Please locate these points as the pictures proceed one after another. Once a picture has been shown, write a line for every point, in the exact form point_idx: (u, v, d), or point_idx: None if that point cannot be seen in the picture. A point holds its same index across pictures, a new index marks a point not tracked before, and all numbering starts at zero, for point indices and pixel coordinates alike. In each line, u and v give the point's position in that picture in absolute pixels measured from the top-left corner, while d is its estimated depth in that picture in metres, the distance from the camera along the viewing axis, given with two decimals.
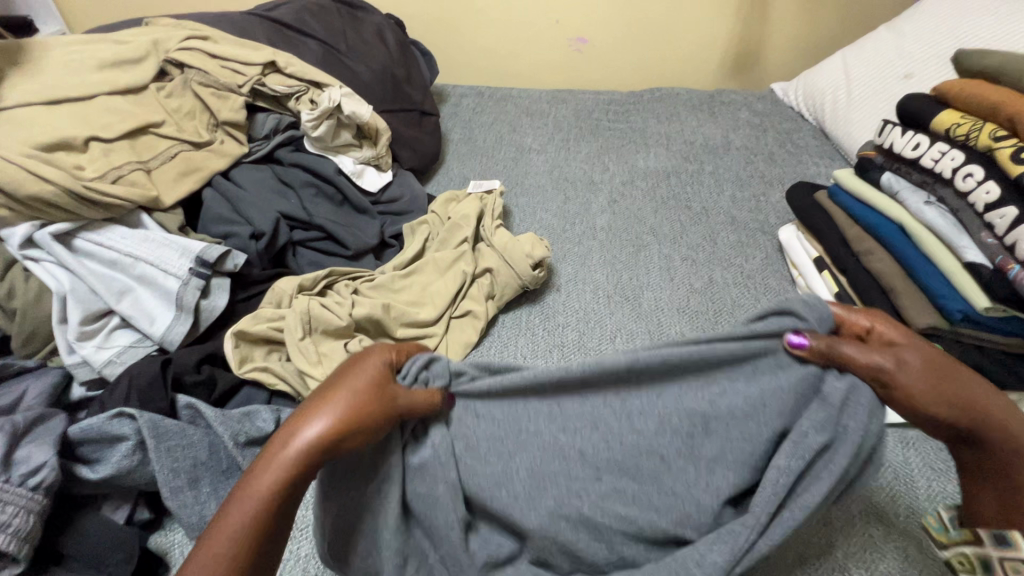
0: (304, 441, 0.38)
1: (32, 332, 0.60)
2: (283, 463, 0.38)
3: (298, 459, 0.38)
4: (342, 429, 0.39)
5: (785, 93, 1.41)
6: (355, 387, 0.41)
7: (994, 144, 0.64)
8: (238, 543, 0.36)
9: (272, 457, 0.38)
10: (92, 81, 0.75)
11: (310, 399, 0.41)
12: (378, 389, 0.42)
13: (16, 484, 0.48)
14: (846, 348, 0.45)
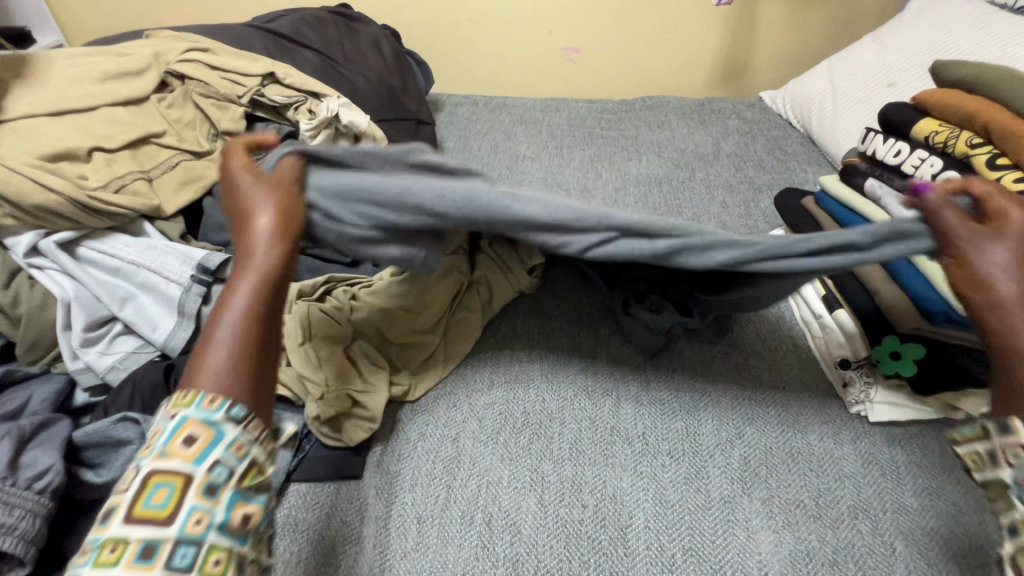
0: (243, 305, 0.48)
1: (35, 339, 0.61)
2: (256, 277, 0.49)
3: (262, 283, 0.49)
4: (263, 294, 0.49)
5: (773, 102, 1.45)
6: (269, 196, 0.52)
7: (971, 152, 0.66)
8: (234, 367, 0.45)
9: (229, 316, 0.47)
10: (94, 92, 0.77)
11: (234, 277, 0.50)
12: (279, 186, 0.52)
13: (23, 487, 0.49)
14: (948, 212, 0.50)
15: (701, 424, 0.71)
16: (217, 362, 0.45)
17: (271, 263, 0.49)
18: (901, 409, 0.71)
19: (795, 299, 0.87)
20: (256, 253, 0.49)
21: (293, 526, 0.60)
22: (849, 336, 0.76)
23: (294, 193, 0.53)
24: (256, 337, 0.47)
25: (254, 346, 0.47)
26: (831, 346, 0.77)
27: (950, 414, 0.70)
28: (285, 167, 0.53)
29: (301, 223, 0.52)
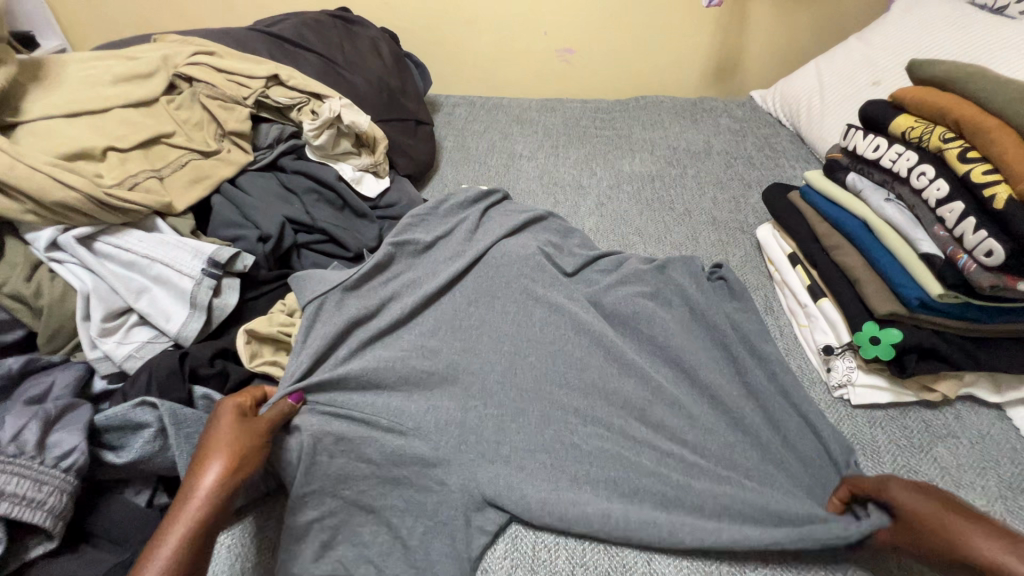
0: (209, 484, 0.51)
1: (56, 329, 0.64)
2: (191, 516, 0.49)
3: (199, 512, 0.50)
4: (232, 469, 0.53)
5: (763, 101, 1.48)
6: (238, 430, 0.57)
7: (943, 145, 0.70)
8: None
9: (190, 505, 0.50)
10: (107, 94, 0.80)
11: (204, 451, 0.54)
12: (253, 423, 0.59)
13: (50, 466, 0.52)
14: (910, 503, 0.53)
15: None
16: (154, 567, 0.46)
17: (208, 503, 0.51)
18: (879, 392, 0.74)
19: (782, 290, 0.91)
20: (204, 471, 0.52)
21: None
22: (832, 324, 0.80)
23: (265, 434, 0.59)
24: (188, 571, 0.47)
25: (219, 497, 0.51)
26: (815, 334, 0.82)
27: (924, 396, 0.74)
28: (274, 411, 0.63)
29: (248, 469, 0.55)
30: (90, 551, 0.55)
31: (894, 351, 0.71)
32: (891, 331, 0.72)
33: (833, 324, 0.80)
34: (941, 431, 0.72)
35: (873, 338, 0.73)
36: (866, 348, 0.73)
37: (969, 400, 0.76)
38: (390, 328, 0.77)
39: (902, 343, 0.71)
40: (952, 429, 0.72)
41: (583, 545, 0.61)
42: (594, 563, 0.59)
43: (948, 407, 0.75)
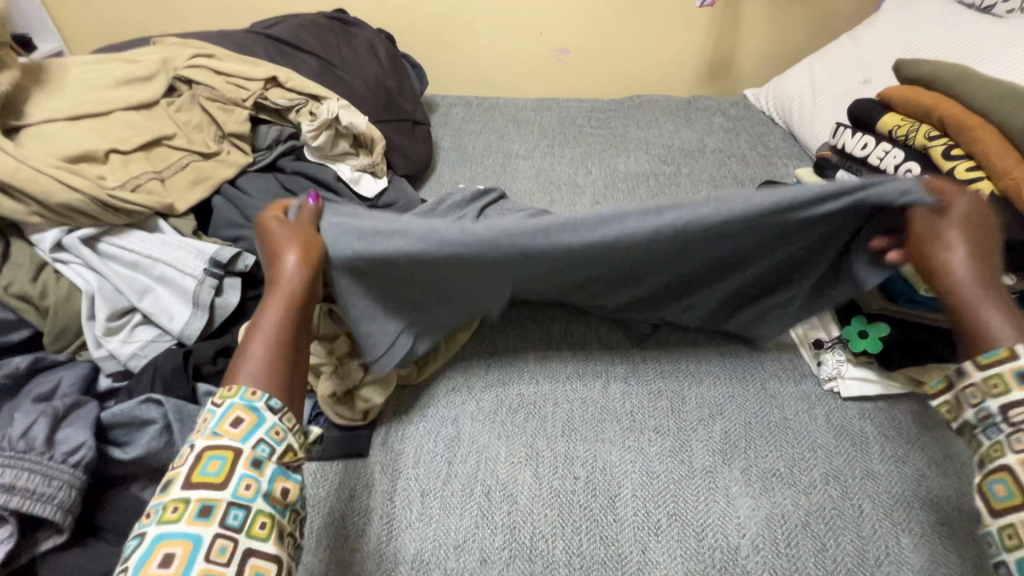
0: (296, 290, 0.56)
1: (61, 329, 0.66)
2: (285, 292, 0.56)
3: (289, 293, 0.56)
4: (288, 316, 0.55)
5: (756, 99, 1.50)
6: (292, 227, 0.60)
7: (929, 143, 0.72)
8: (241, 387, 0.49)
9: (262, 326, 0.54)
10: (108, 97, 0.81)
11: (276, 250, 0.59)
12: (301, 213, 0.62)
13: (59, 461, 0.53)
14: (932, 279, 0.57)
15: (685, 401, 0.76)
16: (255, 367, 0.51)
17: (296, 282, 0.56)
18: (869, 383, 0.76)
19: None
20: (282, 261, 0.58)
21: (306, 501, 0.65)
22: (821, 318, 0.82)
23: (313, 223, 0.62)
24: (291, 338, 0.54)
25: (298, 311, 0.56)
26: (805, 327, 0.83)
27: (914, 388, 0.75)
28: (305, 214, 0.62)
29: (320, 250, 0.59)
30: (98, 544, 0.56)
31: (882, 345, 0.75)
32: (880, 325, 0.76)
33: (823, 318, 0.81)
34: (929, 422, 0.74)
35: (862, 332, 0.77)
36: (855, 342, 0.76)
37: None
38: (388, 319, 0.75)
39: (890, 337, 0.75)
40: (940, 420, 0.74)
41: (579, 536, 0.62)
42: (591, 553, 0.61)
43: None
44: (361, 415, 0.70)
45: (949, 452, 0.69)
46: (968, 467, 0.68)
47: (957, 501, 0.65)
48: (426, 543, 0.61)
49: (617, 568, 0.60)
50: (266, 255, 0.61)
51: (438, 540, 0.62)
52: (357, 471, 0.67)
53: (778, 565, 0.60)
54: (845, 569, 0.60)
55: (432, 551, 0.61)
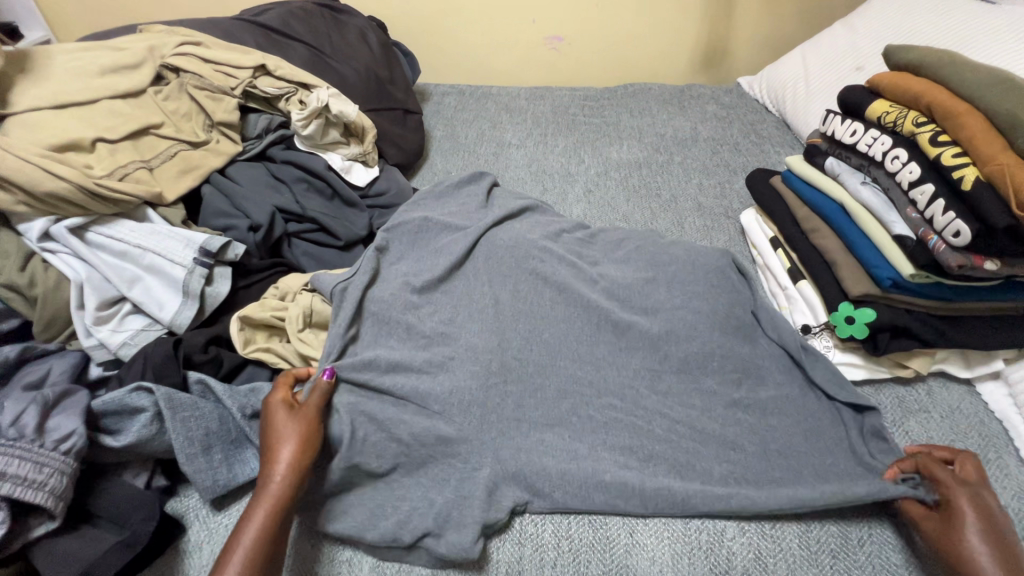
0: (284, 470, 0.58)
1: (50, 318, 0.65)
2: (272, 499, 0.56)
3: (276, 499, 0.56)
4: (268, 535, 0.54)
5: (750, 87, 1.49)
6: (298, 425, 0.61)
7: (916, 129, 0.72)
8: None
9: (263, 498, 0.56)
10: (94, 85, 0.80)
11: (270, 444, 0.60)
12: (302, 411, 0.63)
13: (50, 449, 0.53)
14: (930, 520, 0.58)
15: None
16: (243, 551, 0.53)
17: (282, 490, 0.57)
18: (855, 368, 0.78)
19: (764, 273, 0.95)
20: (282, 452, 0.59)
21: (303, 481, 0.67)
22: (810, 306, 0.84)
23: (317, 419, 0.63)
24: (268, 548, 0.54)
25: (266, 547, 0.54)
26: (794, 315, 0.85)
27: (898, 372, 0.77)
28: (318, 394, 0.65)
29: (313, 451, 0.61)
30: (92, 530, 0.57)
31: (868, 330, 0.74)
32: (866, 311, 0.75)
33: (812, 306, 0.83)
34: (913, 406, 0.75)
35: (849, 318, 0.76)
36: (842, 328, 0.76)
37: (940, 376, 0.79)
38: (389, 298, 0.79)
39: (876, 322, 0.74)
40: (924, 404, 0.75)
41: (569, 519, 0.65)
42: (580, 536, 0.64)
43: (921, 383, 0.78)
44: None
45: (930, 435, 0.72)
46: None
47: None
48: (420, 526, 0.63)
49: (604, 549, 0.62)
50: (263, 436, 0.61)
51: None
52: None
53: (763, 547, 0.62)
54: (829, 549, 0.62)
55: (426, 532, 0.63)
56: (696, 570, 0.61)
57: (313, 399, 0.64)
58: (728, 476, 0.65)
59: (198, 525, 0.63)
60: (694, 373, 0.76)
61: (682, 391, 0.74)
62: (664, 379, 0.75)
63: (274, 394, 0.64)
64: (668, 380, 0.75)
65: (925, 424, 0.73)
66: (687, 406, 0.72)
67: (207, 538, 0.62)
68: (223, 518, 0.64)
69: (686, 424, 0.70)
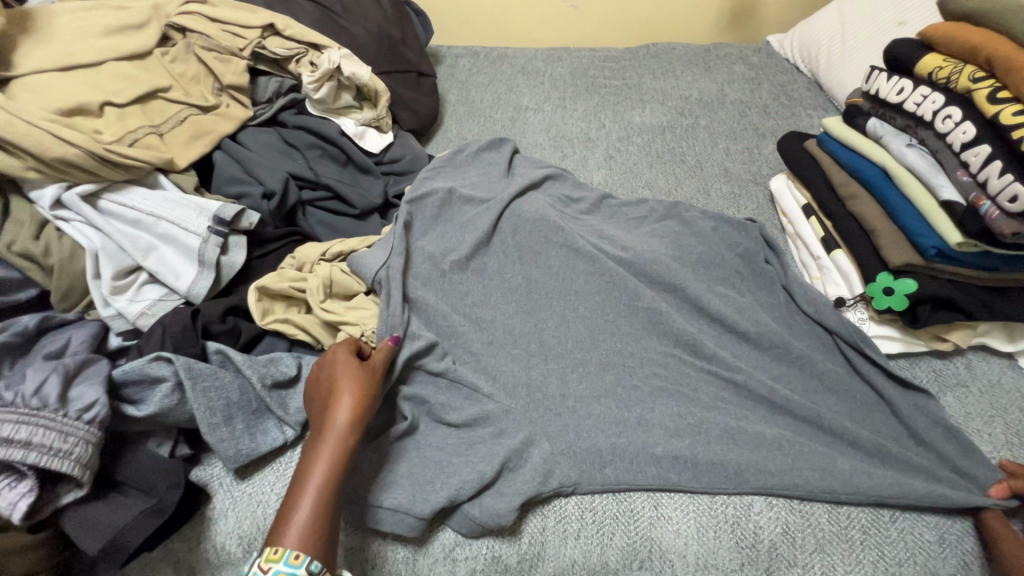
0: (344, 419, 0.56)
1: (68, 286, 0.65)
2: (331, 453, 0.54)
3: (337, 451, 0.55)
4: (341, 466, 0.54)
5: (780, 45, 1.41)
6: (355, 385, 0.59)
7: (972, 85, 0.66)
8: (317, 505, 0.52)
9: (328, 437, 0.55)
10: (99, 46, 0.77)
11: (332, 386, 0.59)
12: (365, 367, 0.62)
13: (74, 418, 0.53)
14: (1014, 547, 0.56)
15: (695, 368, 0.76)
16: (303, 495, 0.52)
17: (342, 445, 0.55)
18: (890, 341, 0.75)
19: (795, 242, 0.91)
20: (339, 405, 0.57)
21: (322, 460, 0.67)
22: (844, 275, 0.80)
23: (376, 384, 0.61)
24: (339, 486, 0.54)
25: (338, 478, 0.53)
26: (827, 286, 0.82)
27: (935, 345, 0.74)
28: (377, 356, 0.64)
29: (373, 392, 0.60)
30: (119, 498, 0.57)
31: (907, 302, 0.71)
32: (906, 281, 0.71)
33: (846, 276, 0.80)
34: (950, 380, 0.72)
35: (887, 289, 0.72)
36: (879, 300, 0.73)
37: (980, 350, 0.75)
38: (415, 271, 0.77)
39: (916, 294, 0.70)
40: (962, 378, 0.72)
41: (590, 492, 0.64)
42: (602, 508, 0.63)
43: (959, 356, 0.75)
44: None
45: (967, 410, 0.69)
46: (986, 426, 0.67)
47: None
48: None
49: (627, 523, 0.62)
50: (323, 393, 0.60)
51: None
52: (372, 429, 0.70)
53: (792, 522, 0.61)
54: (859, 524, 0.60)
55: None
56: (722, 544, 0.60)
57: (374, 361, 0.64)
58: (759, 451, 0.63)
59: (222, 493, 0.64)
60: (722, 346, 0.74)
61: (711, 366, 0.71)
62: (689, 352, 0.73)
63: (334, 349, 0.63)
64: (693, 354, 0.73)
65: (961, 399, 0.70)
66: (712, 379, 0.71)
67: (232, 505, 0.63)
68: (246, 487, 0.64)
69: (710, 399, 0.69)
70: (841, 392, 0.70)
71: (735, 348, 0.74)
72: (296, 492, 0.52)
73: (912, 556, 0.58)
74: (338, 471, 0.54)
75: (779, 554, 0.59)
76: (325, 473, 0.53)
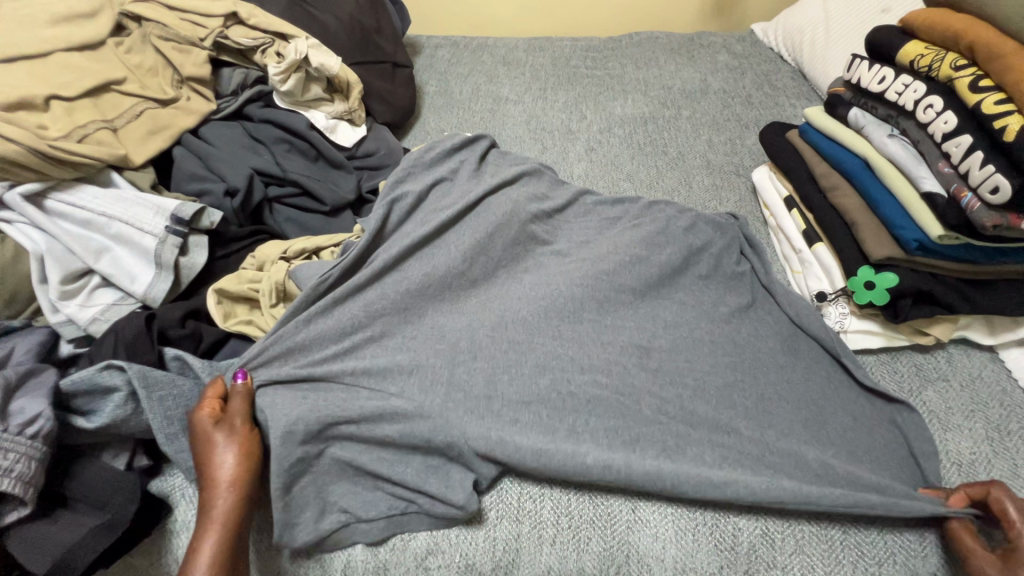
0: (222, 492, 0.54)
1: (12, 292, 0.62)
2: (218, 522, 0.53)
3: (225, 520, 0.53)
4: (227, 543, 0.52)
5: (764, 34, 1.39)
6: (232, 444, 0.57)
7: (954, 74, 0.65)
8: None
9: (210, 517, 0.53)
10: (46, 36, 0.73)
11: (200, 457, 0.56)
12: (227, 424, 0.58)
13: (15, 433, 0.50)
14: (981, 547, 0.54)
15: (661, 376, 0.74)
16: (201, 566, 0.50)
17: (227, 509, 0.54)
18: (872, 336, 0.74)
19: (777, 235, 0.89)
20: (217, 466, 0.55)
21: None
22: (826, 269, 0.79)
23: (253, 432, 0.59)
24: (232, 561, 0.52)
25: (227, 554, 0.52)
26: (808, 280, 0.80)
27: (917, 339, 0.73)
28: (237, 400, 0.60)
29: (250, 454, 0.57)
30: (69, 515, 0.54)
31: (889, 296, 0.70)
32: (887, 275, 0.70)
33: (828, 270, 0.78)
34: (932, 374, 0.71)
35: (869, 283, 0.71)
36: (861, 294, 0.71)
37: (962, 343, 0.75)
38: (387, 270, 0.74)
39: (898, 288, 0.69)
40: (943, 372, 0.71)
41: (568, 495, 0.62)
42: (579, 512, 0.61)
43: (941, 350, 0.74)
44: None
45: (948, 405, 0.68)
46: (968, 421, 0.66)
47: (956, 454, 0.64)
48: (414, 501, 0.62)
49: (604, 527, 0.60)
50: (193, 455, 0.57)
51: None
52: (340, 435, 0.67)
53: (771, 522, 0.60)
54: (838, 524, 0.59)
55: None
56: (701, 546, 0.59)
57: (243, 411, 0.59)
58: (739, 451, 0.62)
59: (184, 505, 0.61)
60: (701, 345, 0.72)
61: (690, 364, 0.70)
62: (668, 348, 0.72)
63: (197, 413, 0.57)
64: (670, 354, 0.71)
65: (943, 393, 0.69)
66: (691, 378, 0.69)
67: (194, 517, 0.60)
68: None
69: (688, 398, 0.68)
70: (819, 388, 0.69)
71: (714, 346, 0.72)
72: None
73: (892, 555, 0.57)
74: (226, 546, 0.52)
75: (758, 556, 0.58)
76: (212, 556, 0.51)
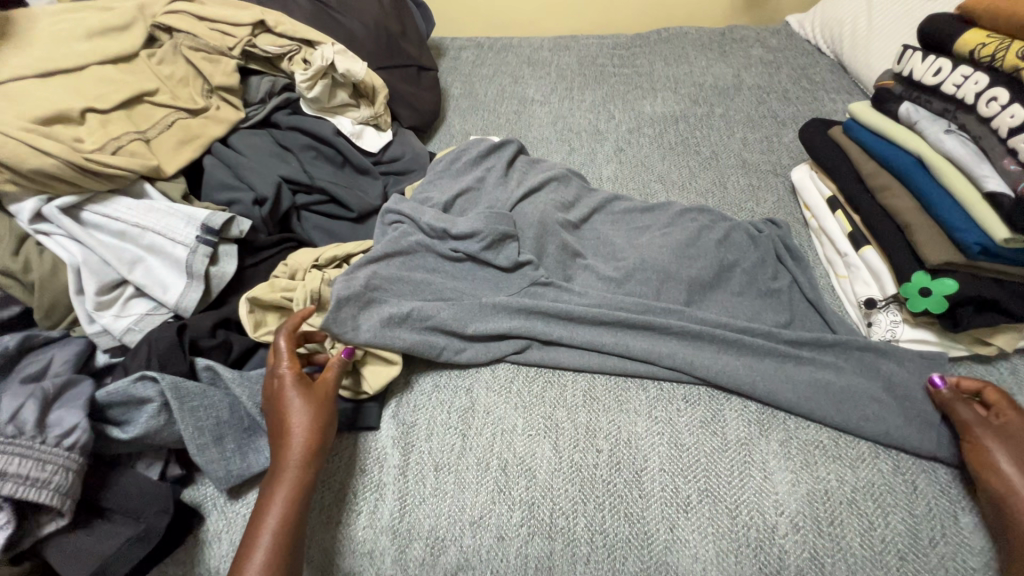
0: (297, 446, 0.56)
1: (51, 303, 0.63)
2: (291, 482, 0.55)
3: (294, 483, 0.55)
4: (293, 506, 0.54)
5: (800, 26, 1.33)
6: (306, 407, 0.58)
7: (1021, 63, 0.60)
8: (275, 547, 0.52)
9: (282, 475, 0.55)
10: (82, 50, 0.74)
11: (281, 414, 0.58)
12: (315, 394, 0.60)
13: (53, 445, 0.51)
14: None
15: (698, 396, 0.69)
16: (269, 524, 0.53)
17: (300, 474, 0.56)
18: (927, 346, 0.69)
19: (819, 237, 0.85)
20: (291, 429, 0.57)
21: None
22: (874, 274, 0.74)
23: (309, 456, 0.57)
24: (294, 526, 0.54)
25: (294, 523, 0.54)
26: (855, 285, 0.76)
27: (978, 349, 0.68)
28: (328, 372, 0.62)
29: (326, 419, 0.59)
30: (104, 525, 0.55)
31: (947, 304, 0.65)
32: (945, 282, 0.65)
33: (877, 275, 0.74)
34: None
35: (924, 290, 0.66)
36: (915, 301, 0.67)
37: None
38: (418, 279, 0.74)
39: (957, 295, 0.64)
40: (1007, 385, 0.66)
41: (602, 513, 0.60)
42: (615, 531, 0.59)
43: (1003, 361, 0.69)
44: (369, 386, 0.67)
45: None
46: None
47: None
48: (440, 519, 0.60)
49: (641, 547, 0.57)
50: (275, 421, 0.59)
51: (454, 518, 0.60)
52: (368, 446, 0.66)
53: (821, 546, 0.56)
54: (897, 551, 0.56)
55: (448, 527, 0.60)
56: (744, 569, 0.56)
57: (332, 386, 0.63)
58: None
59: (216, 515, 0.60)
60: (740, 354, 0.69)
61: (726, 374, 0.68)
62: (704, 358, 0.69)
63: (280, 367, 0.60)
64: (708, 366, 0.68)
65: None
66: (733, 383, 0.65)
67: (226, 527, 0.60)
68: (240, 507, 0.61)
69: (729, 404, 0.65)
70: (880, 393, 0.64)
71: (753, 357, 0.69)
72: (247, 541, 0.52)
73: None
74: (294, 504, 0.54)
75: None
76: (276, 517, 0.53)
